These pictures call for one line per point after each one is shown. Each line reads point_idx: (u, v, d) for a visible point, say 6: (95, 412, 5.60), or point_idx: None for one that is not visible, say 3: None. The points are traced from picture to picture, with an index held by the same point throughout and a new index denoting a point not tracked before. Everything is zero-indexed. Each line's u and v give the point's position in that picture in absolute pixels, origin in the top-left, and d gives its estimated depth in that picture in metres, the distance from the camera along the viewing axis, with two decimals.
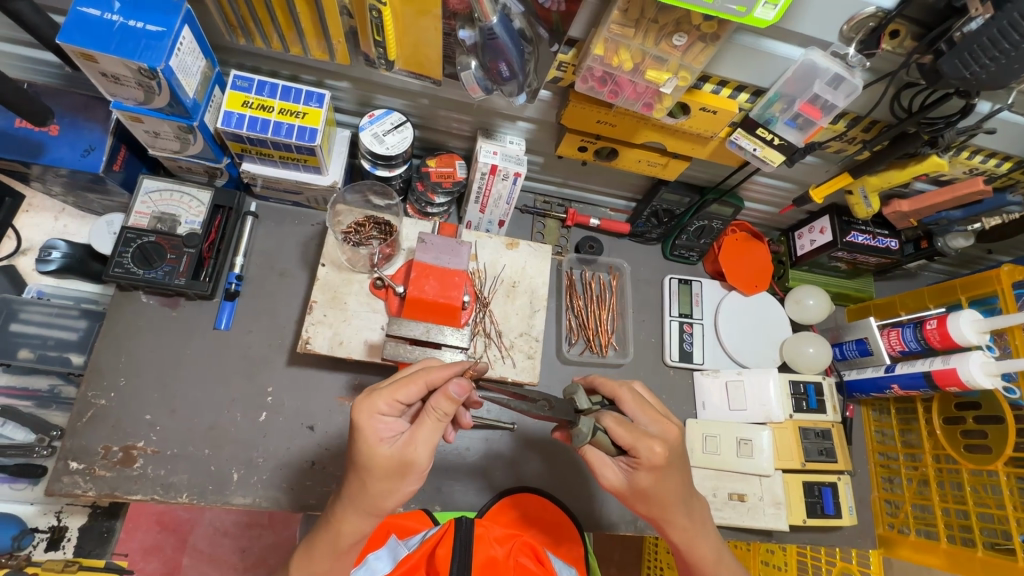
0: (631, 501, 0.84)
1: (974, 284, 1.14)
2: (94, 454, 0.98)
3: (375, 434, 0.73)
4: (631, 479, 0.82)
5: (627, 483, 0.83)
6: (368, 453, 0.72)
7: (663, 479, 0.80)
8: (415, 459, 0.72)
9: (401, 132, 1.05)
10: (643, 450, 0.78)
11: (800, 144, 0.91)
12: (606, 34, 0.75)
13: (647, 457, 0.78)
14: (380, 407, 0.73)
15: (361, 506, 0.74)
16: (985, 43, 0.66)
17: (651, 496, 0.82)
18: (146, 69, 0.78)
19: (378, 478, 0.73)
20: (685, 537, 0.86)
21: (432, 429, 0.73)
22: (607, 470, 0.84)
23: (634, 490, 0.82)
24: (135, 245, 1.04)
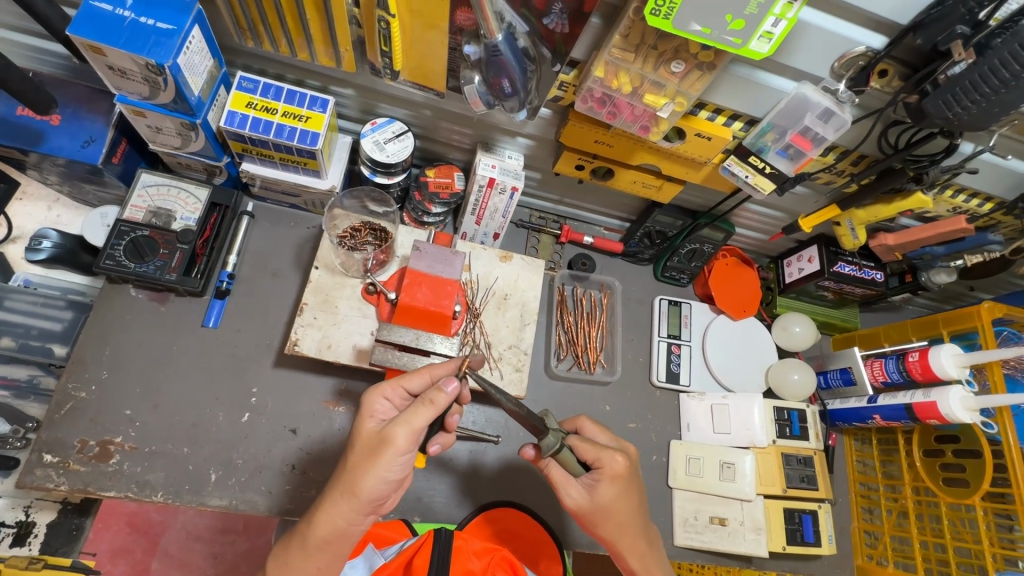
0: (593, 523, 0.85)
1: (956, 319, 1.15)
2: (69, 448, 0.96)
3: (373, 414, 0.77)
4: (595, 496, 0.83)
5: (590, 501, 0.83)
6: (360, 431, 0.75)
7: (623, 497, 0.84)
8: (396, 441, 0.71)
9: (402, 141, 1.06)
10: (608, 464, 0.83)
11: (790, 174, 0.94)
12: (607, 57, 0.77)
13: (610, 470, 0.83)
14: (383, 392, 0.78)
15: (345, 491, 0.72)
16: (967, 86, 0.69)
17: (612, 517, 0.84)
18: (154, 65, 0.79)
19: (360, 457, 0.73)
20: (643, 562, 0.87)
21: (417, 414, 0.72)
22: (570, 489, 0.84)
23: (595, 509, 0.83)
24: (128, 238, 1.04)
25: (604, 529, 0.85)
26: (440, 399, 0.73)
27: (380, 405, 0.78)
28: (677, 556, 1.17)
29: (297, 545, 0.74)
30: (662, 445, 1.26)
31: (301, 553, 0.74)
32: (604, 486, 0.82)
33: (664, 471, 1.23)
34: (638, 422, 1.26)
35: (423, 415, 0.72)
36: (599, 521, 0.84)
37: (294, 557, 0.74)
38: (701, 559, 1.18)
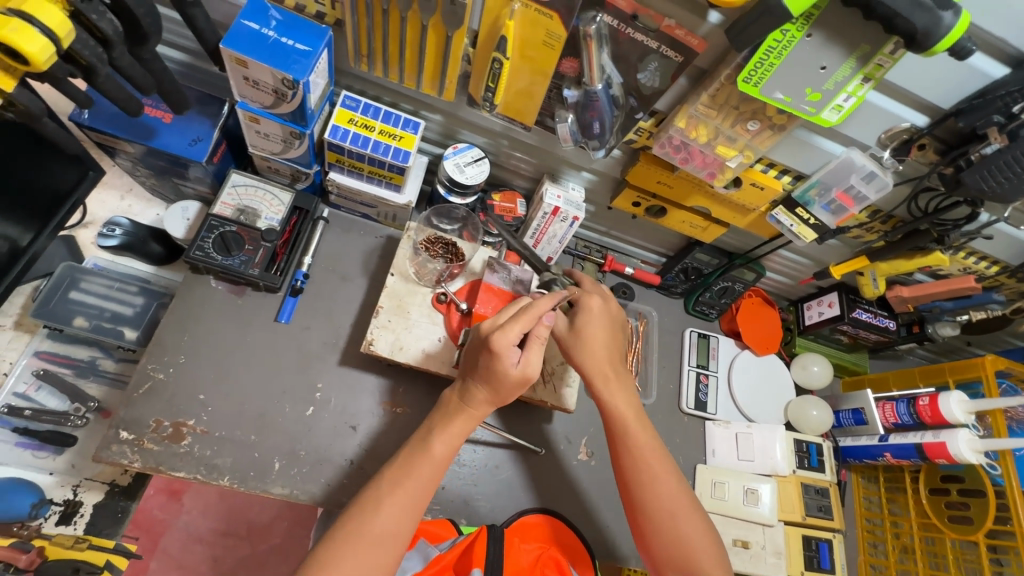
0: (583, 358, 1.01)
1: (961, 369, 1.28)
2: (145, 427, 0.99)
3: (509, 360, 0.87)
4: (586, 328, 1.01)
5: (575, 334, 1.02)
6: (502, 366, 0.87)
7: (606, 339, 1.02)
8: (530, 374, 0.90)
9: (480, 166, 1.16)
10: (595, 314, 1.03)
11: (831, 226, 1.06)
12: (691, 112, 0.89)
13: (593, 313, 1.02)
14: (509, 334, 0.87)
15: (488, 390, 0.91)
16: (1002, 164, 0.82)
17: (589, 348, 1.01)
18: (289, 80, 0.88)
19: (506, 382, 0.89)
20: (631, 431, 0.97)
21: (535, 353, 0.90)
22: (556, 321, 1.04)
23: (584, 343, 1.01)
24: (216, 232, 1.10)
25: (607, 398, 0.99)
26: (543, 333, 0.92)
27: (511, 339, 0.87)
28: None
29: (411, 474, 0.87)
30: (688, 468, 1.33)
31: (414, 480, 0.87)
32: (588, 325, 1.01)
33: (690, 492, 1.30)
34: (667, 444, 1.34)
35: (542, 353, 0.92)
36: (588, 355, 1.01)
37: (406, 482, 0.86)
38: None
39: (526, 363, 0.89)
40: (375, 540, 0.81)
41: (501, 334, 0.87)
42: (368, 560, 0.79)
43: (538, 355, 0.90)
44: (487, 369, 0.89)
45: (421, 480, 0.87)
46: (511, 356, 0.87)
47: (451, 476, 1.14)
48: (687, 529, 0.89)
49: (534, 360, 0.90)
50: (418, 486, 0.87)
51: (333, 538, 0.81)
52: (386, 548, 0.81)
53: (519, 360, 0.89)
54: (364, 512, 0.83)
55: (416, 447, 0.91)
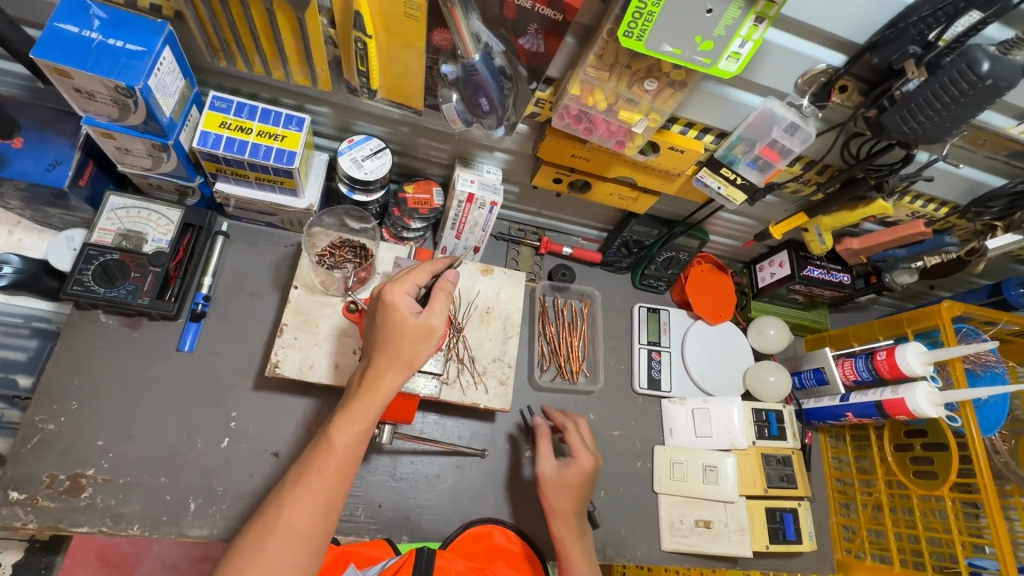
0: (551, 494, 0.99)
1: (917, 318, 1.21)
2: (38, 484, 0.92)
3: (403, 309, 0.79)
4: (563, 475, 1.01)
5: (556, 477, 1.01)
6: (399, 319, 0.79)
7: (581, 483, 1.02)
8: (434, 326, 0.80)
9: (380, 158, 1.06)
10: (582, 458, 1.04)
11: (760, 185, 0.97)
12: (582, 76, 0.79)
13: (579, 458, 1.04)
14: (403, 288, 0.81)
15: (390, 359, 0.79)
16: (923, 101, 0.73)
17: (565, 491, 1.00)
18: (123, 87, 0.77)
19: (407, 340, 0.79)
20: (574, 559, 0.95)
21: (439, 304, 0.82)
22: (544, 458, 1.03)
23: (557, 479, 1.01)
24: (96, 263, 1.00)
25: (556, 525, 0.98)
26: (449, 285, 0.84)
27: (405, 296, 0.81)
28: (664, 561, 1.19)
29: (313, 468, 0.75)
30: (646, 452, 1.27)
31: (318, 477, 0.74)
32: (578, 461, 1.03)
33: (649, 477, 1.25)
34: (622, 430, 1.28)
35: (448, 304, 0.83)
36: (559, 500, 0.99)
37: (307, 480, 0.74)
38: (687, 562, 1.20)
39: (571, 463, 1.03)
40: (286, 545, 0.70)
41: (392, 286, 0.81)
42: (273, 568, 0.68)
43: (551, 462, 1.02)
44: (383, 331, 0.80)
45: (325, 477, 0.74)
46: (407, 307, 0.80)
47: (389, 492, 1.08)
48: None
49: (545, 460, 1.03)
50: (322, 483, 0.74)
51: (238, 553, 0.70)
52: (290, 554, 0.70)
53: (419, 313, 0.81)
54: (268, 520, 0.72)
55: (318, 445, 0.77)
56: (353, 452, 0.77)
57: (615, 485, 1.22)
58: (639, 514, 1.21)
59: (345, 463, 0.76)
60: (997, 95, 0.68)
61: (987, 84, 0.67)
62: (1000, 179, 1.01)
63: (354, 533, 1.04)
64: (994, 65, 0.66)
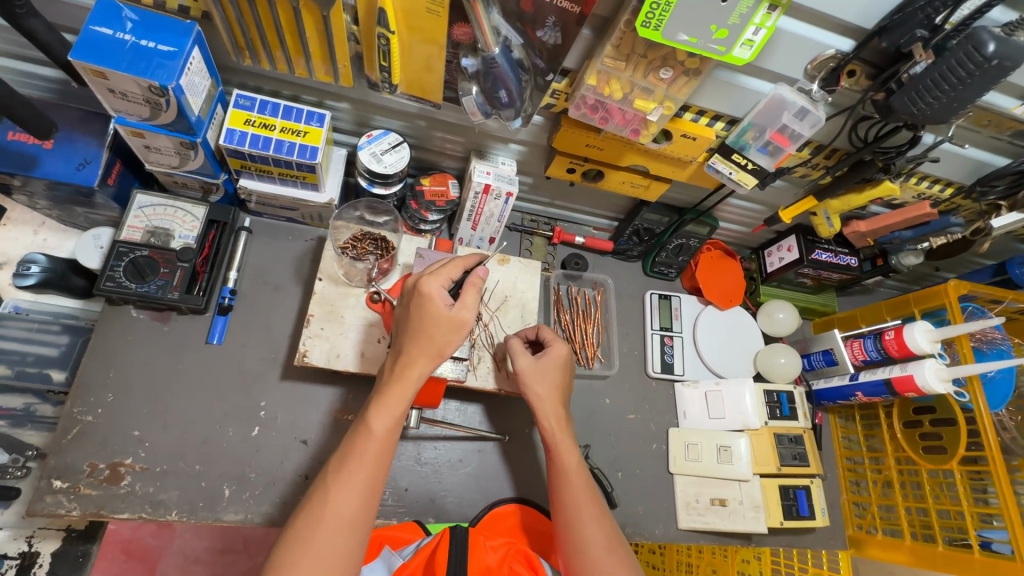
0: (535, 385, 0.97)
1: (924, 298, 1.24)
2: (79, 472, 0.95)
3: (436, 300, 0.82)
4: (540, 365, 0.98)
5: (536, 368, 0.98)
6: (434, 310, 0.82)
7: (556, 379, 0.99)
8: (466, 319, 0.83)
9: (399, 152, 1.09)
10: (557, 347, 1.01)
11: (770, 169, 1.00)
12: (599, 66, 0.82)
13: (557, 347, 1.01)
14: (435, 281, 0.84)
15: (423, 348, 0.82)
16: (930, 83, 0.75)
17: (545, 386, 0.98)
18: (157, 87, 0.80)
19: (441, 330, 0.82)
20: (563, 448, 0.96)
21: (470, 297, 0.84)
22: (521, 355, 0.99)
23: (539, 369, 0.98)
24: (127, 259, 1.03)
25: (544, 414, 0.97)
26: (480, 279, 0.87)
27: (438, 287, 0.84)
28: (681, 539, 1.23)
29: (355, 455, 0.78)
30: (661, 434, 1.31)
31: (359, 464, 0.78)
32: (550, 354, 1.00)
33: (664, 458, 1.28)
34: (637, 413, 1.31)
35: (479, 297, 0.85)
36: (543, 391, 0.98)
37: (350, 466, 0.78)
38: (704, 540, 1.23)
39: (545, 357, 0.99)
40: (334, 532, 0.73)
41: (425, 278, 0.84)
42: (322, 551, 0.72)
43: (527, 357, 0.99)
44: (417, 320, 0.82)
45: (366, 463, 0.78)
46: (441, 299, 0.83)
47: (414, 477, 1.11)
48: (588, 530, 0.88)
49: (520, 356, 0.99)
50: (362, 470, 0.78)
51: (288, 537, 0.74)
52: (340, 539, 0.73)
53: (452, 305, 0.83)
54: (315, 507, 0.75)
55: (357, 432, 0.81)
56: (389, 439, 0.81)
57: (632, 466, 1.26)
58: (656, 494, 1.24)
59: (384, 448, 0.80)
60: (1002, 75, 0.71)
61: (993, 65, 0.70)
62: (1005, 159, 1.04)
63: (382, 516, 1.08)
64: (999, 46, 0.69)
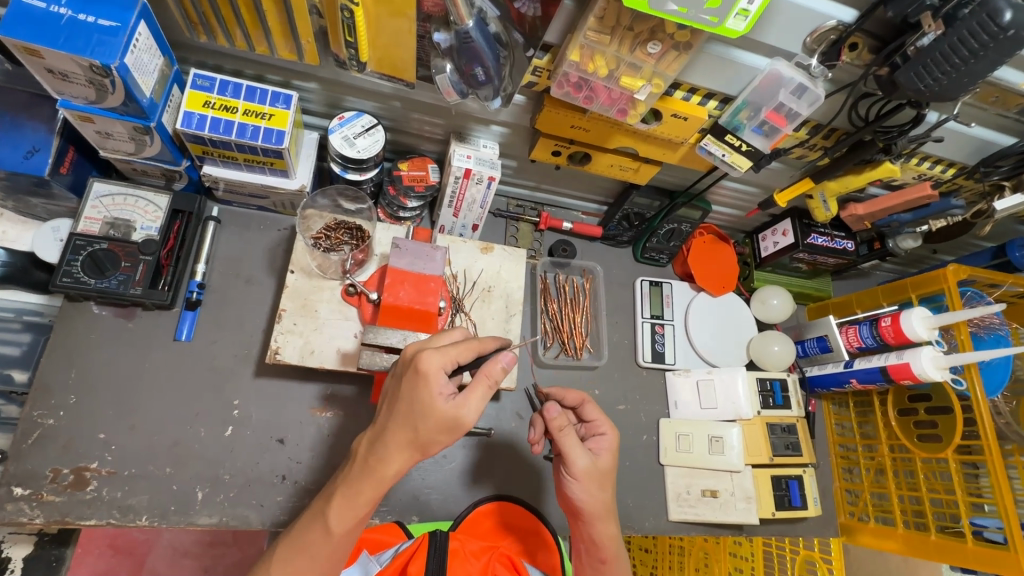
0: (592, 486, 0.86)
1: (923, 283, 1.20)
2: (42, 478, 0.91)
3: (437, 389, 0.69)
4: (600, 466, 0.88)
5: (593, 468, 0.86)
6: (428, 401, 0.68)
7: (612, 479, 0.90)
8: (464, 419, 0.70)
9: (372, 135, 1.03)
10: (611, 436, 0.91)
11: (766, 151, 0.94)
12: (581, 40, 0.76)
13: (611, 437, 0.91)
14: (441, 362, 0.70)
15: (407, 440, 0.70)
16: (939, 57, 0.70)
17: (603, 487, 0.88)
18: (98, 66, 0.74)
19: (432, 428, 0.69)
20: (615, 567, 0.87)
21: (476, 395, 0.71)
22: (578, 454, 0.85)
23: (601, 474, 0.87)
24: (85, 253, 0.97)
25: (600, 525, 0.87)
26: (494, 373, 0.73)
27: (442, 375, 0.70)
28: (672, 530, 1.21)
29: (305, 551, 0.72)
30: (652, 425, 1.28)
31: (309, 561, 0.72)
32: (607, 451, 0.90)
33: (655, 449, 1.26)
34: (627, 403, 1.28)
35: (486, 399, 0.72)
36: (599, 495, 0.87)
37: (297, 563, 0.72)
38: (695, 531, 1.21)
39: (601, 451, 0.90)
40: None
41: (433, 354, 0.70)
42: None
43: (587, 458, 0.86)
44: (408, 401, 0.69)
45: (318, 564, 0.72)
46: (440, 388, 0.69)
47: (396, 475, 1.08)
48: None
49: (578, 459, 0.85)
50: (311, 568, 0.72)
51: None
52: None
53: (452, 398, 0.70)
54: None
55: (315, 528, 0.73)
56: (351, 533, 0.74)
57: (622, 459, 1.23)
58: (646, 486, 1.22)
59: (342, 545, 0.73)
60: (1017, 46, 0.66)
61: (1009, 35, 0.65)
62: (1011, 138, 0.98)
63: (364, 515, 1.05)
64: (1016, 15, 0.64)
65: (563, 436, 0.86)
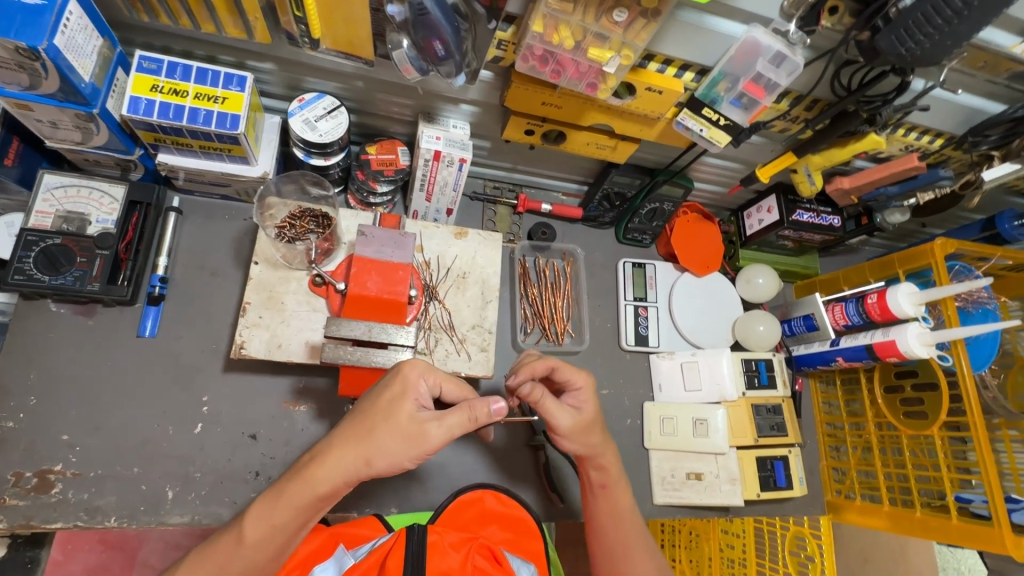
0: (582, 442, 0.88)
1: (910, 258, 1.17)
2: (3, 483, 0.89)
3: (412, 393, 0.72)
4: (583, 419, 0.87)
5: (577, 423, 0.87)
6: (396, 402, 0.71)
7: (601, 420, 0.90)
8: (426, 433, 0.69)
9: (335, 118, 0.98)
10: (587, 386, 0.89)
11: (745, 125, 0.90)
12: (544, 10, 0.71)
13: (588, 387, 0.89)
14: (427, 375, 0.74)
15: (357, 438, 0.70)
16: (921, 18, 0.66)
17: (594, 432, 0.89)
18: (25, 49, 0.69)
19: (390, 433, 0.69)
20: (616, 489, 0.91)
21: (452, 419, 0.71)
22: (558, 415, 0.86)
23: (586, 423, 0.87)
24: (37, 249, 0.93)
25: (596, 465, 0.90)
26: (481, 414, 0.72)
27: (423, 387, 0.73)
28: (657, 514, 1.19)
29: (214, 552, 0.69)
30: (636, 409, 1.26)
31: (212, 562, 0.69)
32: (586, 401, 0.88)
33: (639, 433, 1.24)
34: (611, 388, 1.26)
35: (459, 428, 0.71)
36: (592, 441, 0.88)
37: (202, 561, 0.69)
38: (680, 515, 1.20)
39: (582, 406, 0.88)
40: None
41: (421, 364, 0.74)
42: None
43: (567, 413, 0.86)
44: (374, 399, 0.72)
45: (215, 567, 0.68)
46: (416, 396, 0.72)
47: None
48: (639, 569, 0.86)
49: (559, 416, 0.86)
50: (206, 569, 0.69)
51: None
52: None
53: (424, 413, 0.71)
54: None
55: (232, 534, 0.70)
56: (266, 545, 0.70)
57: None
58: (631, 471, 1.20)
59: (252, 560, 0.69)
60: (1004, 5, 0.62)
61: None
62: (1000, 105, 0.95)
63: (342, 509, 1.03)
64: None
65: (541, 404, 0.85)
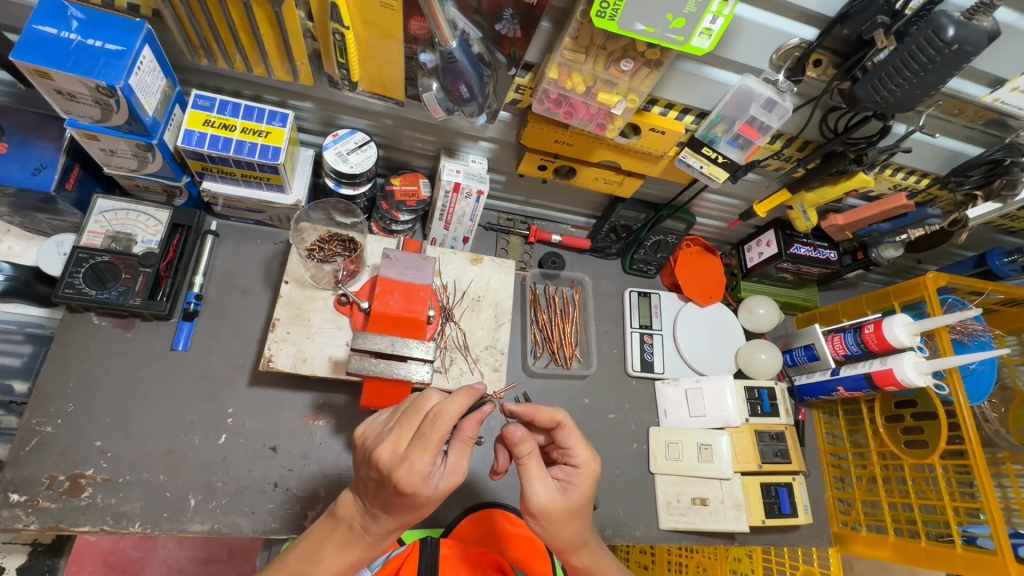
0: (561, 529, 0.81)
1: (904, 291, 1.22)
2: (38, 485, 0.93)
3: (429, 483, 0.69)
4: (566, 506, 0.80)
5: (560, 508, 0.79)
6: (422, 498, 0.69)
7: (587, 511, 0.83)
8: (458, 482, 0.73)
9: (365, 151, 1.07)
10: (587, 468, 0.83)
11: (741, 162, 0.98)
12: (559, 59, 0.81)
13: (585, 469, 0.83)
14: (422, 463, 0.67)
15: (402, 518, 0.73)
16: (892, 70, 0.75)
17: (572, 522, 0.81)
18: (104, 87, 0.79)
19: (429, 505, 0.72)
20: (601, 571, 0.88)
21: (461, 456, 0.73)
22: (539, 487, 0.78)
23: (564, 510, 0.79)
24: (87, 265, 1.01)
25: (579, 553, 0.84)
26: (472, 431, 0.74)
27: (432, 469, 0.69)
28: (663, 539, 1.21)
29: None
30: (641, 434, 1.29)
31: None
32: (579, 482, 0.82)
33: (645, 458, 1.27)
34: (618, 412, 1.30)
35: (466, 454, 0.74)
36: (566, 530, 0.81)
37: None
38: (687, 540, 1.22)
39: (572, 487, 0.82)
40: None
41: (410, 469, 0.67)
42: None
43: (552, 491, 0.79)
44: (401, 503, 0.70)
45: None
46: (429, 483, 0.69)
47: None
48: None
49: (539, 493, 0.78)
50: None
51: None
52: None
53: (443, 476, 0.71)
54: None
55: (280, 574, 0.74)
56: None
57: (611, 467, 1.24)
58: (637, 495, 1.23)
59: None
60: (964, 59, 0.70)
61: (953, 49, 0.69)
62: (978, 148, 1.02)
63: None
64: (959, 31, 0.68)
65: (525, 466, 0.79)
